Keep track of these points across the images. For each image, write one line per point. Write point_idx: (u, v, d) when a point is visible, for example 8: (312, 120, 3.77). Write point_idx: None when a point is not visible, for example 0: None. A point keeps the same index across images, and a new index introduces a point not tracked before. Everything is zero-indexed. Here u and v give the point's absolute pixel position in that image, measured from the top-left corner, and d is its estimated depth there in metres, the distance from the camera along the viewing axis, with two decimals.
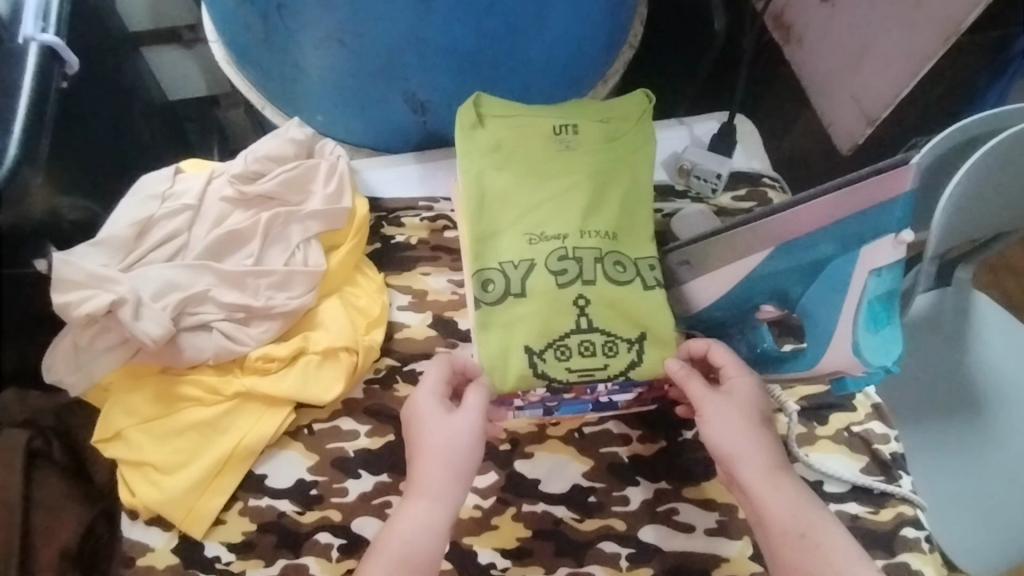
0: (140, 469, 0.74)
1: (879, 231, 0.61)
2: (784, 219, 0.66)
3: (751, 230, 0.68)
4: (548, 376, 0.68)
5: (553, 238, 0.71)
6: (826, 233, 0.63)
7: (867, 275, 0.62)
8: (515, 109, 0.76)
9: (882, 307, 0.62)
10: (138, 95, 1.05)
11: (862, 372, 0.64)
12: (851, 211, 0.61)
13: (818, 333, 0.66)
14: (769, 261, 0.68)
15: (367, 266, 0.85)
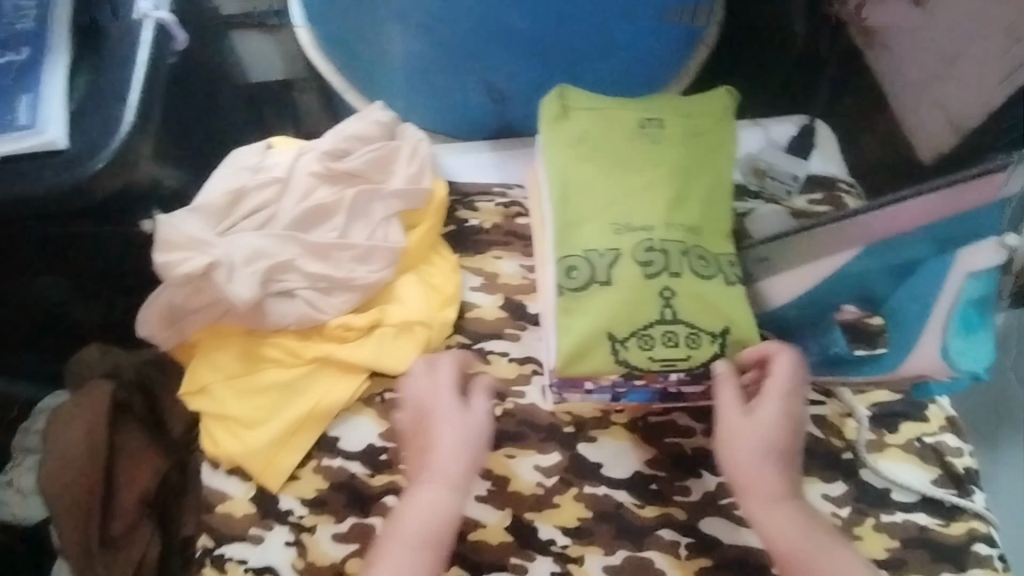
0: (222, 422, 0.78)
1: (979, 234, 0.60)
2: (876, 218, 0.66)
3: (841, 227, 0.68)
4: (630, 363, 0.70)
5: (639, 229, 0.72)
6: (923, 233, 0.63)
7: (964, 277, 0.61)
8: (602, 103, 0.78)
9: (975, 313, 0.62)
10: (228, 74, 1.10)
11: (948, 376, 0.64)
12: (953, 211, 0.61)
13: (906, 334, 0.66)
14: (857, 260, 0.67)
15: (443, 247, 0.87)
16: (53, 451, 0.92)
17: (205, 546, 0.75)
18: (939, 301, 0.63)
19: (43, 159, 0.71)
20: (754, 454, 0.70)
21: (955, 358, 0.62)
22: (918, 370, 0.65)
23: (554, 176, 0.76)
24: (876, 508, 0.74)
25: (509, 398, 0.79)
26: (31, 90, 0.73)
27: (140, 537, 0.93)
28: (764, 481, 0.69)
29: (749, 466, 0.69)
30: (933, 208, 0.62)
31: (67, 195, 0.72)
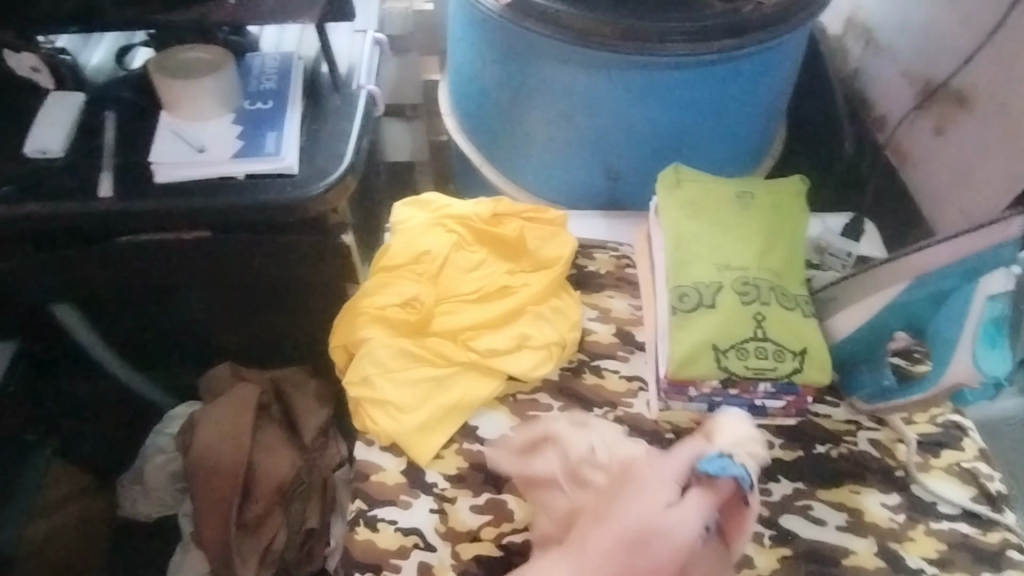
0: (383, 405, 0.92)
1: (992, 265, 0.81)
2: (919, 255, 0.85)
3: (891, 267, 0.88)
4: (730, 370, 0.88)
5: (737, 269, 0.92)
6: (953, 269, 0.82)
7: (985, 299, 0.80)
8: (704, 178, 1.00)
9: (993, 329, 0.80)
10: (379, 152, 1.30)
11: (978, 384, 0.80)
12: (972, 250, 0.81)
13: (944, 349, 0.82)
14: (906, 291, 0.85)
15: (568, 288, 1.02)
16: (198, 448, 1.02)
17: (359, 509, 0.87)
18: (966, 321, 0.81)
19: (279, 180, 0.92)
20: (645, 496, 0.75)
21: (986, 363, 0.79)
22: (955, 377, 0.81)
23: (668, 227, 0.96)
24: (925, 515, 0.89)
25: (620, 407, 0.94)
26: (274, 128, 0.94)
27: (271, 524, 1.01)
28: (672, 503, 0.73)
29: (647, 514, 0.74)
30: (956, 250, 0.82)
31: (292, 209, 0.91)
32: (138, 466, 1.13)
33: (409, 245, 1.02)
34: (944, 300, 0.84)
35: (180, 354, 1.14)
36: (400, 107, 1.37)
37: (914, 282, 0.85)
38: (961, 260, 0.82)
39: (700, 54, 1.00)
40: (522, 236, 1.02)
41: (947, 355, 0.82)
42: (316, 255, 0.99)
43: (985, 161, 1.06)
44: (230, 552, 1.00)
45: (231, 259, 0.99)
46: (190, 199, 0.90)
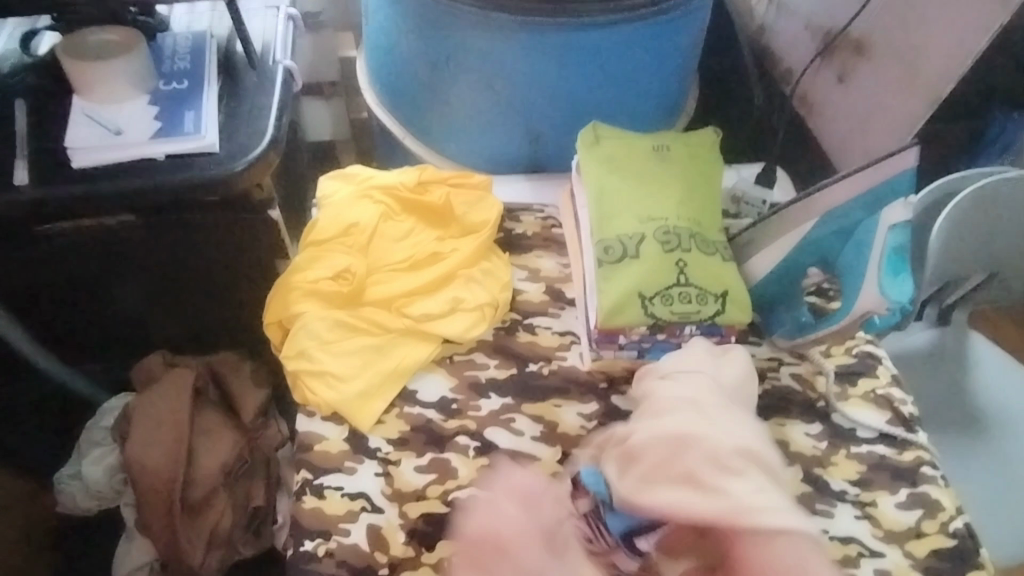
0: (320, 377, 0.92)
1: (890, 197, 0.84)
2: (825, 195, 0.87)
3: (798, 208, 0.90)
4: (656, 316, 0.91)
5: (658, 219, 0.95)
6: (855, 204, 0.85)
7: (887, 230, 0.84)
8: (623, 135, 1.03)
9: (897, 259, 0.85)
10: (299, 133, 1.30)
11: (885, 311, 0.85)
12: (871, 185, 0.84)
13: (854, 281, 0.87)
14: (815, 229, 0.88)
15: (498, 251, 1.05)
16: (137, 434, 1.01)
17: (305, 479, 0.87)
18: (872, 253, 0.85)
19: (200, 159, 0.90)
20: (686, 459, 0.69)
21: (890, 291, 0.84)
22: (864, 306, 0.86)
23: (590, 184, 0.99)
24: (846, 441, 0.94)
25: (554, 361, 0.98)
26: (191, 108, 0.92)
27: (216, 506, 1.01)
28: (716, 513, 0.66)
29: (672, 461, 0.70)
30: (856, 185, 0.85)
31: (216, 184, 0.89)
32: (78, 458, 1.11)
33: (337, 218, 1.02)
34: (850, 234, 0.88)
35: (120, 345, 1.13)
36: (317, 85, 1.38)
37: (821, 221, 0.87)
38: (862, 195, 0.84)
39: (614, 16, 1.04)
40: (449, 202, 1.04)
41: (855, 286, 0.87)
42: (247, 232, 0.99)
43: (885, 105, 1.15)
44: (177, 536, 0.99)
45: (162, 241, 0.99)
46: (108, 182, 0.87)
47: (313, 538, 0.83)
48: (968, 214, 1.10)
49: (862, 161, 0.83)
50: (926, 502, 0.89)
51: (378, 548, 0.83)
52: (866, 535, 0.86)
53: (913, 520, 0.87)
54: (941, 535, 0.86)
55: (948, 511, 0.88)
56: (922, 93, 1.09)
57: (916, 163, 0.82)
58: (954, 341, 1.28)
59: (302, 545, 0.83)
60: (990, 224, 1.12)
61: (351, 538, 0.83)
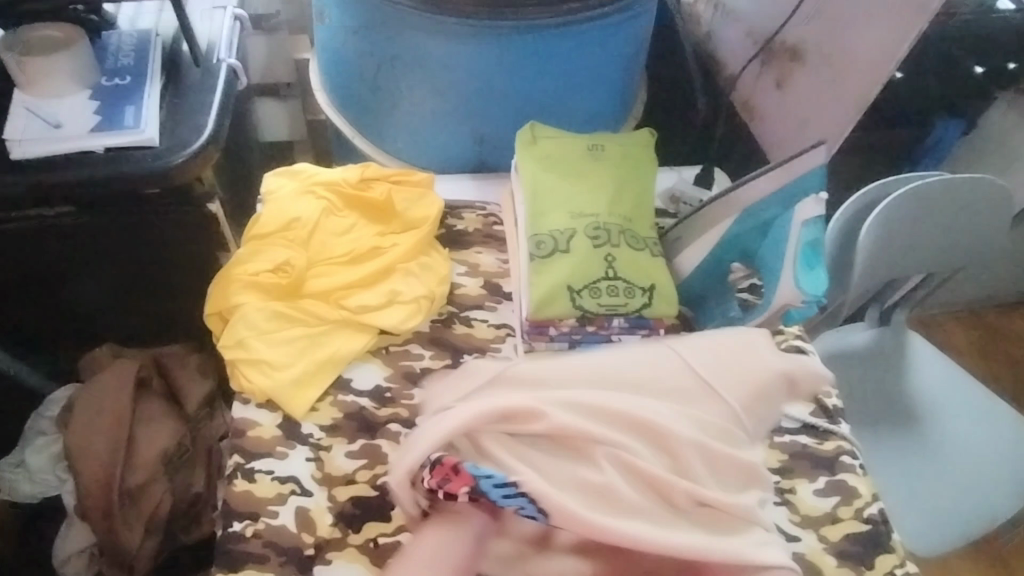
0: (256, 365, 0.94)
1: (805, 193, 0.88)
2: (745, 190, 0.92)
3: (722, 203, 0.95)
4: (583, 308, 0.94)
5: (589, 215, 0.98)
6: (771, 200, 0.89)
7: (800, 225, 0.87)
8: (560, 134, 1.06)
9: (811, 253, 0.88)
10: (253, 133, 1.34)
11: (800, 304, 0.89)
12: (786, 181, 0.88)
13: (772, 275, 0.90)
14: (734, 225, 0.93)
15: (437, 246, 1.08)
16: (80, 421, 1.03)
17: (237, 463, 0.89)
18: (788, 246, 0.88)
19: (139, 153, 0.93)
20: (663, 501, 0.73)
21: (804, 285, 0.87)
22: (782, 299, 0.89)
23: (526, 181, 1.01)
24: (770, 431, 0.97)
25: (488, 353, 1.00)
26: (132, 103, 0.95)
27: (153, 491, 1.03)
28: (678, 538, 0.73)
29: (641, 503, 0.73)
30: (772, 181, 0.89)
31: (155, 178, 0.92)
32: (22, 448, 1.13)
33: (280, 213, 1.05)
34: (767, 230, 0.91)
35: (67, 335, 1.16)
36: (273, 86, 1.42)
37: (742, 216, 0.91)
38: (778, 191, 0.89)
39: (551, 17, 1.07)
40: (390, 198, 1.07)
41: (774, 280, 0.90)
42: (187, 225, 1.02)
43: (820, 109, 1.18)
44: (114, 519, 1.00)
45: (105, 232, 1.01)
46: (49, 174, 0.91)
47: (241, 519, 0.84)
48: (905, 217, 1.12)
49: (778, 159, 0.88)
50: (843, 489, 0.93)
51: (305, 529, 0.84)
52: (785, 520, 0.90)
53: (829, 506, 0.91)
54: (856, 520, 0.90)
55: (863, 497, 0.92)
56: (851, 97, 1.12)
57: (826, 162, 0.87)
58: (893, 338, 1.31)
59: (230, 526, 0.84)
60: (926, 227, 1.14)
61: (279, 520, 0.85)
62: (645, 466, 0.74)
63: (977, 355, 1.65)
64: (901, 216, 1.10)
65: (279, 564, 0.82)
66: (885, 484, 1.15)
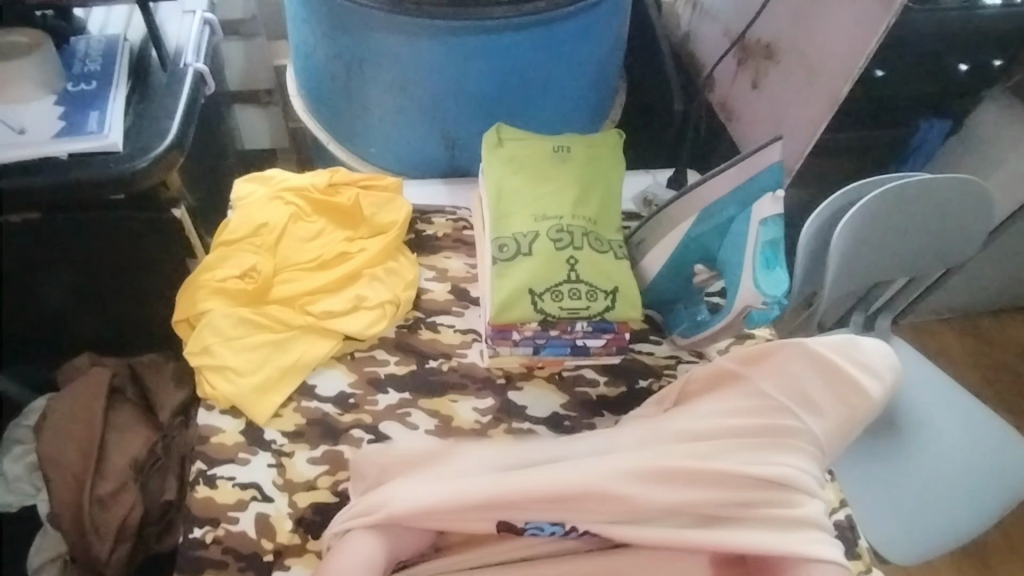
0: (220, 371, 0.94)
1: (760, 192, 0.89)
2: (704, 189, 0.93)
3: (683, 203, 0.97)
4: (545, 311, 0.94)
5: (552, 218, 0.98)
6: (730, 199, 0.91)
7: (758, 226, 0.89)
8: (526, 136, 1.06)
9: (770, 253, 0.89)
10: (231, 139, 1.34)
11: (762, 304, 0.90)
12: (743, 179, 0.90)
13: (733, 275, 0.92)
14: (696, 225, 0.94)
15: (405, 251, 1.08)
16: (52, 429, 1.04)
17: (199, 470, 0.89)
18: (746, 248, 0.90)
19: (102, 158, 0.93)
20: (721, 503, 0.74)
21: (765, 285, 0.89)
22: (744, 301, 0.91)
23: (491, 184, 1.02)
24: None
25: (454, 358, 1.00)
26: (96, 108, 0.96)
27: (124, 499, 1.02)
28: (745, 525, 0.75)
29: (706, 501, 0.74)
30: (730, 180, 0.90)
31: (119, 182, 0.93)
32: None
33: (247, 218, 1.05)
34: (727, 230, 0.93)
35: (39, 341, 1.16)
36: (253, 93, 1.42)
37: (701, 216, 0.93)
38: (735, 190, 0.90)
39: (515, 19, 1.06)
40: (358, 202, 1.07)
41: (735, 282, 0.92)
42: (156, 230, 1.04)
43: (795, 109, 1.17)
44: (84, 527, 1.00)
45: (73, 238, 1.02)
46: (12, 181, 0.92)
47: (202, 525, 0.85)
48: (883, 218, 1.09)
49: (733, 156, 0.89)
50: None
51: (264, 535, 0.85)
52: None
53: None
54: None
55: (830, 504, 0.91)
56: (823, 96, 1.12)
57: (781, 158, 0.88)
58: (880, 343, 1.25)
59: (191, 532, 0.84)
60: (903, 225, 1.11)
61: (239, 526, 0.85)
62: (672, 491, 0.74)
63: (970, 359, 1.62)
64: (874, 216, 1.08)
65: (237, 570, 0.82)
66: (853, 494, 1.09)
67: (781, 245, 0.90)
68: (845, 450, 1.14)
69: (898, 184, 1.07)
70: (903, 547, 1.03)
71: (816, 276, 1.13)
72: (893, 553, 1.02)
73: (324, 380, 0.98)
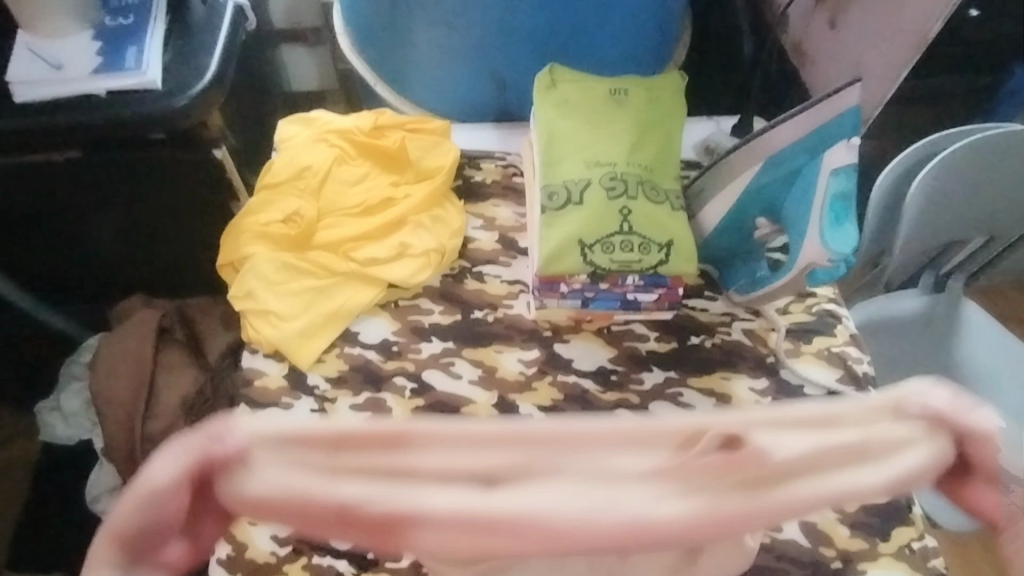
0: (263, 316, 0.94)
1: (832, 140, 0.82)
2: (771, 137, 0.86)
3: (748, 151, 0.89)
4: (595, 263, 0.90)
5: (606, 165, 0.93)
6: (798, 146, 0.84)
7: (828, 176, 0.83)
8: (582, 77, 1.00)
9: (840, 206, 0.84)
10: (276, 80, 1.31)
11: (828, 262, 0.84)
12: (816, 125, 0.82)
13: (798, 232, 0.86)
14: (760, 175, 0.88)
15: (452, 197, 1.05)
16: (105, 363, 1.06)
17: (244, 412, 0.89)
18: (814, 201, 0.84)
19: (143, 95, 0.93)
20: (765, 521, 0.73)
21: (832, 242, 0.83)
22: (808, 259, 0.85)
23: (541, 127, 0.97)
24: (791, 398, 0.92)
25: (500, 309, 0.97)
26: (134, 43, 0.94)
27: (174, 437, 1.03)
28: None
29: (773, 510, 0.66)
30: (799, 127, 0.83)
31: (159, 121, 0.92)
32: (57, 393, 1.14)
33: (291, 161, 1.02)
34: (795, 181, 0.87)
35: (89, 281, 1.18)
36: (300, 32, 1.38)
37: (765, 166, 0.87)
38: (805, 137, 0.83)
39: None
40: (403, 146, 1.04)
41: (799, 238, 0.86)
42: (197, 171, 1.02)
43: (872, 49, 1.08)
44: (136, 460, 1.02)
45: (116, 178, 1.02)
46: (55, 117, 0.91)
47: None
48: (969, 172, 1.01)
49: (805, 101, 0.81)
50: None
51: None
52: None
53: None
54: None
55: None
56: (906, 37, 1.02)
57: (860, 100, 0.80)
58: (949, 304, 1.16)
59: None
60: (989, 180, 1.02)
61: None
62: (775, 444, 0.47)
63: None
64: (956, 170, 0.99)
65: None
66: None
67: (853, 198, 0.84)
68: None
69: (987, 135, 0.98)
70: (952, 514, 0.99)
71: (889, 234, 1.06)
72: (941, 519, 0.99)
73: (367, 328, 0.96)
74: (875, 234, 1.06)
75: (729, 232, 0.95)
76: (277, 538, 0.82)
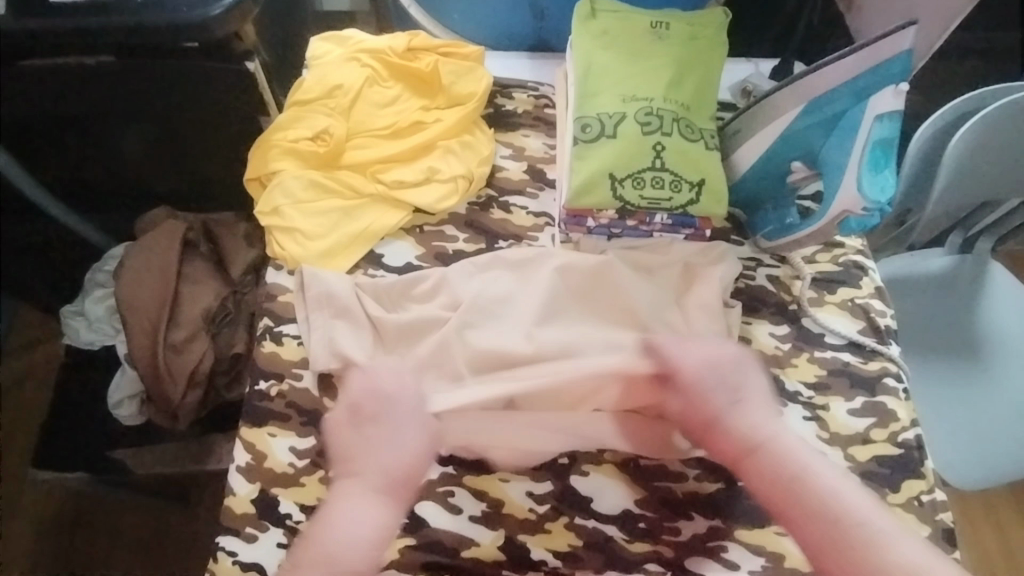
0: (290, 233, 0.94)
1: (881, 84, 0.82)
2: (815, 78, 0.85)
3: (791, 91, 0.88)
4: (624, 199, 0.91)
5: (643, 99, 0.91)
6: (844, 89, 0.84)
7: (873, 121, 0.83)
8: (622, 7, 0.97)
9: (881, 153, 0.84)
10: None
11: (862, 210, 0.85)
12: (864, 68, 0.82)
13: (834, 178, 0.86)
14: (800, 117, 0.87)
15: (482, 124, 1.04)
16: (130, 274, 1.07)
17: (267, 326, 0.92)
18: (856, 145, 0.85)
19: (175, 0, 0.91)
20: (759, 423, 0.81)
21: (868, 190, 0.84)
22: (842, 206, 0.86)
23: (579, 57, 0.95)
24: (811, 345, 0.93)
25: (525, 241, 0.97)
26: None
27: (196, 347, 1.05)
28: (767, 454, 0.78)
29: (709, 403, 0.81)
30: (848, 69, 0.82)
31: (191, 29, 0.90)
32: (80, 299, 1.16)
33: (321, 78, 1.01)
34: (835, 125, 0.87)
35: (114, 189, 1.19)
36: None
37: (807, 108, 0.86)
38: (853, 79, 0.83)
39: None
40: (437, 69, 1.02)
41: (835, 183, 0.86)
42: (227, 83, 1.02)
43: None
44: (159, 370, 1.04)
45: (145, 85, 1.01)
46: (85, 19, 0.90)
47: (268, 379, 0.88)
48: (1012, 128, 0.98)
49: (859, 42, 0.81)
50: (879, 411, 0.88)
51: (327, 394, 0.88)
52: (811, 435, 0.87)
53: (862, 427, 0.88)
54: (888, 443, 0.87)
55: (901, 422, 0.88)
56: None
57: (912, 45, 0.80)
58: (977, 265, 1.14)
59: (257, 384, 0.88)
60: None
61: (303, 383, 0.88)
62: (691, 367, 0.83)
63: None
64: (999, 127, 0.97)
65: (300, 424, 0.86)
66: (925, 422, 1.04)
67: (892, 146, 0.85)
68: (916, 374, 1.08)
69: None
70: (962, 473, 1.00)
71: (923, 189, 1.04)
72: (950, 476, 1.00)
73: (393, 254, 0.96)
74: (909, 186, 1.03)
75: (760, 171, 0.94)
76: (296, 450, 0.85)
